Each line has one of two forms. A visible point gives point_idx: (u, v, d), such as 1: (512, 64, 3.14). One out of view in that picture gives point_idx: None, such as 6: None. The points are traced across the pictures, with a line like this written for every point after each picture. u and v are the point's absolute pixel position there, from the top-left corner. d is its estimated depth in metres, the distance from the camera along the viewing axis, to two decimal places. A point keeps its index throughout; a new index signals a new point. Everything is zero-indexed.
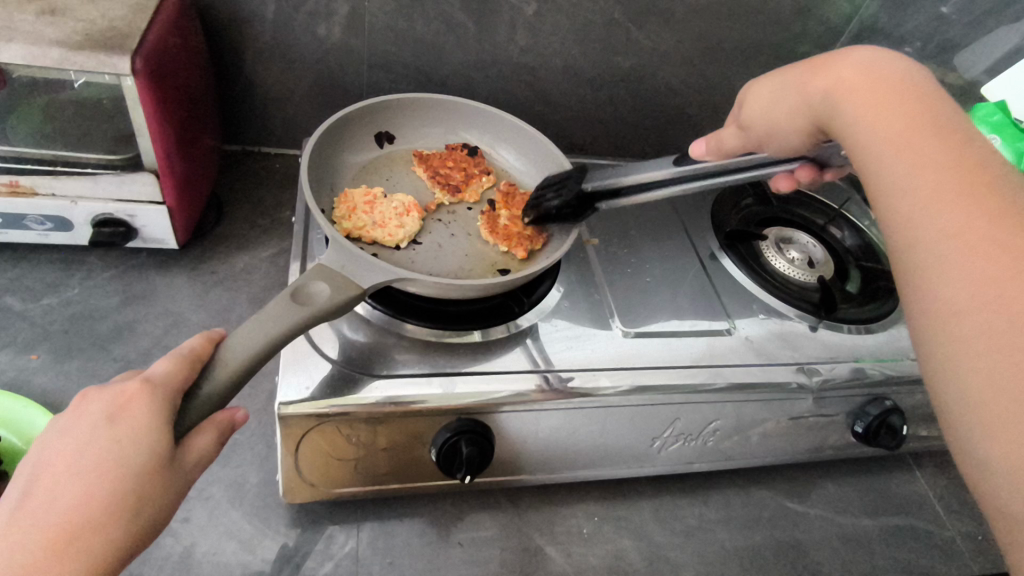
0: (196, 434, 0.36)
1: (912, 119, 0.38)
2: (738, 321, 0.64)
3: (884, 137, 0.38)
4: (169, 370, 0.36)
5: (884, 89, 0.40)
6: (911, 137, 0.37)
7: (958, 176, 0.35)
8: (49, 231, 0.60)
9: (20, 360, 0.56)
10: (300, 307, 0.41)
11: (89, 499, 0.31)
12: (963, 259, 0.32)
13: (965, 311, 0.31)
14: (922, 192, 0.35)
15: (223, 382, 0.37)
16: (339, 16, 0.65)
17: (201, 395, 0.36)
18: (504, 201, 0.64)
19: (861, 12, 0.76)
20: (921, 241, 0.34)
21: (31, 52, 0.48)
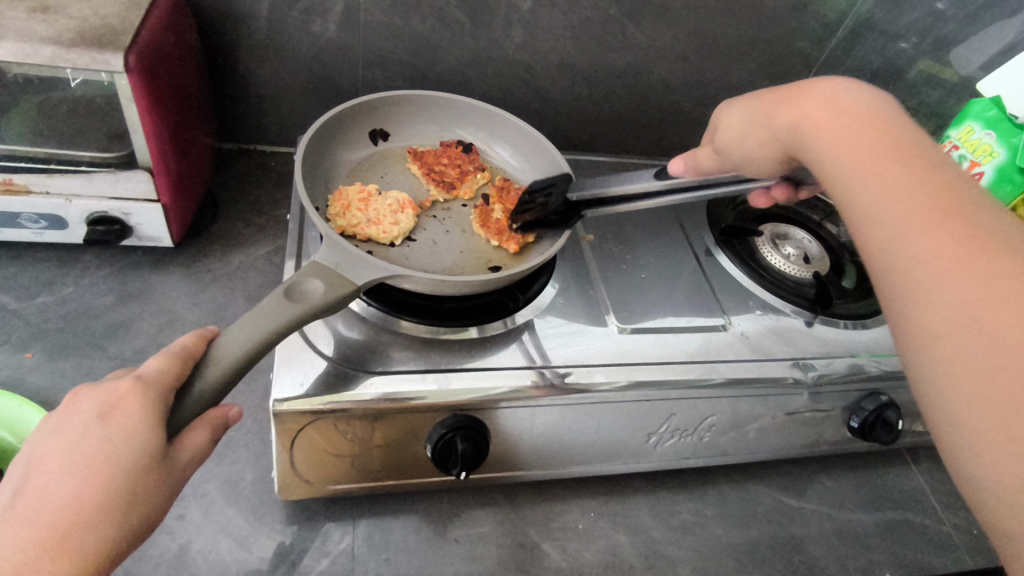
0: (189, 430, 0.36)
1: (881, 146, 0.38)
2: (733, 316, 0.64)
3: (853, 165, 0.38)
4: (159, 367, 0.36)
5: (858, 116, 0.40)
6: (881, 164, 0.37)
7: (935, 201, 0.35)
8: (44, 230, 0.60)
9: (14, 359, 0.56)
10: (293, 304, 0.41)
11: (82, 494, 0.31)
12: (944, 285, 0.32)
13: (950, 337, 0.31)
14: (896, 219, 0.35)
15: (216, 381, 0.37)
16: (333, 13, 0.65)
17: (194, 392, 0.37)
18: (498, 197, 0.64)
19: (856, 7, 0.76)
20: (900, 268, 0.34)
21: (22, 49, 0.48)
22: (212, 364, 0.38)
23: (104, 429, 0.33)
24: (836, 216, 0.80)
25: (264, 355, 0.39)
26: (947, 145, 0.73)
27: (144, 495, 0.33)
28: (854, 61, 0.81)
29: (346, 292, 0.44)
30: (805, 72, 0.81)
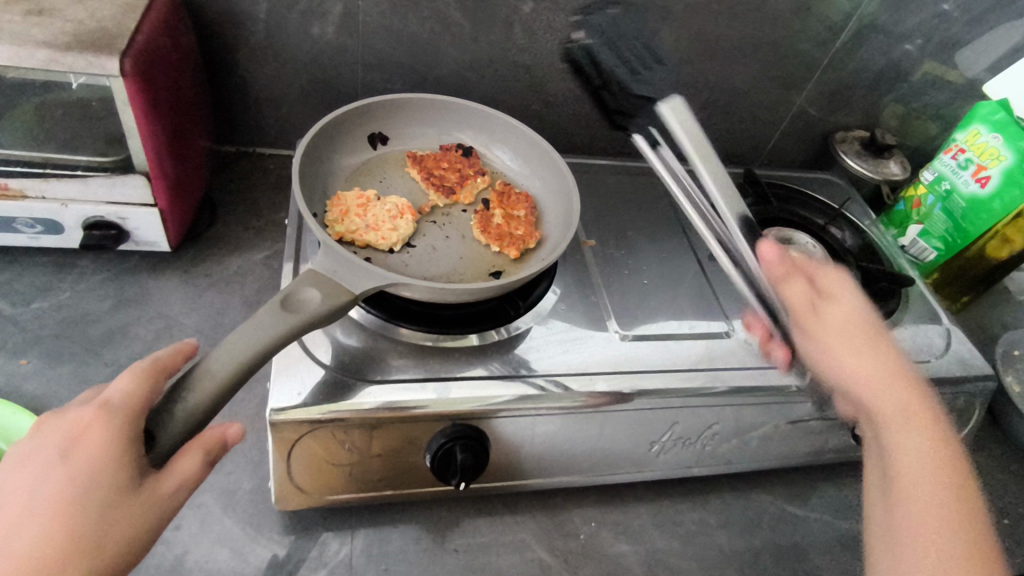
0: (178, 456, 0.36)
1: (889, 371, 0.46)
2: (737, 323, 0.63)
3: (867, 364, 0.46)
4: (129, 384, 0.35)
5: (872, 339, 0.47)
6: (887, 376, 0.45)
7: (935, 452, 0.42)
8: (40, 235, 0.59)
9: (10, 365, 0.55)
10: (289, 315, 0.41)
11: (55, 531, 0.30)
12: (922, 499, 0.39)
13: (913, 536, 0.38)
14: (898, 417, 0.43)
15: (210, 392, 0.36)
16: (333, 15, 0.65)
17: (185, 402, 0.36)
18: (499, 201, 0.63)
19: (861, 9, 0.75)
20: (890, 489, 0.41)
21: (16, 53, 0.47)
22: (205, 375, 0.37)
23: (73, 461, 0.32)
24: (842, 220, 0.78)
25: (261, 365, 0.39)
26: (953, 147, 0.72)
27: (128, 523, 0.32)
28: (859, 63, 0.80)
29: (344, 301, 0.44)
30: (809, 75, 0.80)
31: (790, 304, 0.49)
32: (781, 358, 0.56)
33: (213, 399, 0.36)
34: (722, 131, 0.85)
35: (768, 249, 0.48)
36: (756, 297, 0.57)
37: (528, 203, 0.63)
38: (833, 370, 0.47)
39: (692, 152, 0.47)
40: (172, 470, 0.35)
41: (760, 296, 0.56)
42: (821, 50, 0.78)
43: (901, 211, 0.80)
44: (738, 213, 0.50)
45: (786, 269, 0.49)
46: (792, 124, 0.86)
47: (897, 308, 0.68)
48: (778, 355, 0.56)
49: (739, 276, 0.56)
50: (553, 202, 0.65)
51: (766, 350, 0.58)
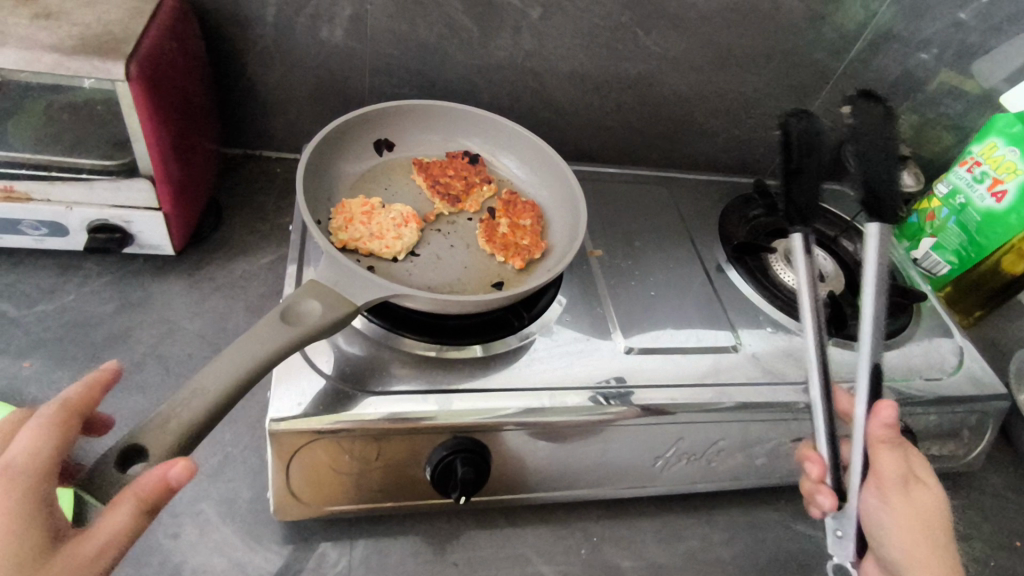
0: (109, 507, 0.32)
1: (927, 528, 0.47)
2: (744, 336, 0.62)
3: (913, 518, 0.46)
4: (29, 439, 0.33)
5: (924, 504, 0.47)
6: (924, 532, 0.46)
7: None
8: (45, 237, 0.59)
9: (12, 368, 0.55)
10: (285, 329, 0.41)
11: None
12: None
13: None
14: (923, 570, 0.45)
15: (202, 408, 0.36)
16: (341, 20, 0.64)
17: (173, 414, 0.35)
18: (504, 210, 0.62)
19: (876, 18, 0.74)
20: None
21: (22, 56, 0.47)
22: (197, 392, 0.37)
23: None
24: (853, 233, 0.78)
25: (258, 379, 0.39)
26: (969, 160, 0.71)
27: None
28: (873, 73, 0.79)
29: (345, 312, 0.44)
30: (822, 84, 0.79)
31: (873, 466, 0.48)
32: (827, 500, 0.47)
33: (206, 412, 0.36)
34: (732, 139, 0.84)
35: (888, 410, 0.48)
36: (828, 444, 0.50)
37: (534, 213, 0.62)
38: (887, 542, 0.46)
39: (869, 284, 0.51)
40: (101, 525, 0.31)
41: (830, 441, 0.50)
42: (834, 59, 0.77)
43: (915, 223, 0.79)
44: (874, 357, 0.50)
45: (888, 437, 0.48)
46: None
47: (908, 324, 0.67)
48: (824, 496, 0.47)
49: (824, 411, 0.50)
50: (559, 211, 0.64)
51: (814, 492, 0.48)
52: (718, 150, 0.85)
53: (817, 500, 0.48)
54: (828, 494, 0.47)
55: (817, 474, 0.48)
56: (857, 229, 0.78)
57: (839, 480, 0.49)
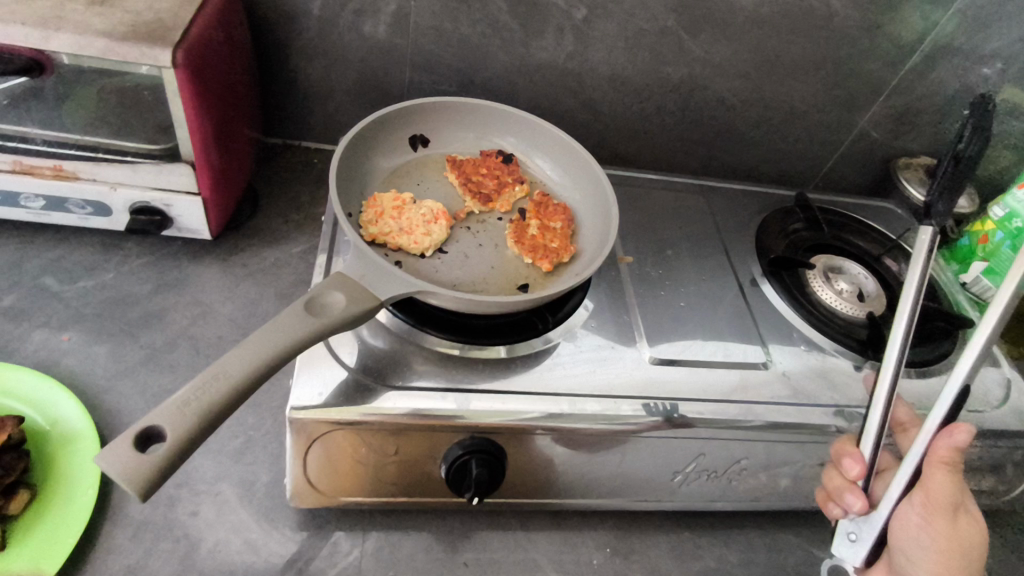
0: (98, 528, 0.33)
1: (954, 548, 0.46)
2: (775, 353, 0.60)
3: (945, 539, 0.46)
4: None
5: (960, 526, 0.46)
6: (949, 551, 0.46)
7: None
8: (89, 216, 0.61)
9: (52, 341, 0.57)
10: (308, 319, 0.41)
11: None
12: None
13: None
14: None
15: (220, 393, 0.37)
16: (384, 15, 0.65)
17: (194, 395, 0.36)
18: (536, 211, 0.62)
19: (936, 30, 0.70)
20: None
21: (76, 41, 0.49)
22: (217, 376, 0.37)
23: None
24: (898, 252, 0.74)
25: (278, 366, 0.39)
26: None
27: None
28: (930, 86, 0.75)
29: (368, 307, 0.44)
30: (874, 96, 0.76)
31: (924, 483, 0.45)
32: (856, 502, 0.46)
33: (226, 396, 0.37)
34: (775, 150, 0.81)
35: (961, 434, 0.43)
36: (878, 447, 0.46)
37: (565, 215, 0.61)
38: (917, 563, 0.46)
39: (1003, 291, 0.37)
40: None
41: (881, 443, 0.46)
42: (889, 71, 0.74)
43: (966, 245, 0.75)
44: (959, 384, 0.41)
45: (950, 459, 0.43)
46: (852, 146, 0.82)
47: (952, 350, 0.64)
48: (854, 498, 0.46)
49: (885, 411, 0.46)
50: (591, 215, 0.63)
51: (844, 489, 0.48)
52: (760, 160, 0.82)
53: (845, 498, 0.47)
54: (858, 496, 0.46)
55: (853, 474, 0.47)
56: (903, 248, 0.74)
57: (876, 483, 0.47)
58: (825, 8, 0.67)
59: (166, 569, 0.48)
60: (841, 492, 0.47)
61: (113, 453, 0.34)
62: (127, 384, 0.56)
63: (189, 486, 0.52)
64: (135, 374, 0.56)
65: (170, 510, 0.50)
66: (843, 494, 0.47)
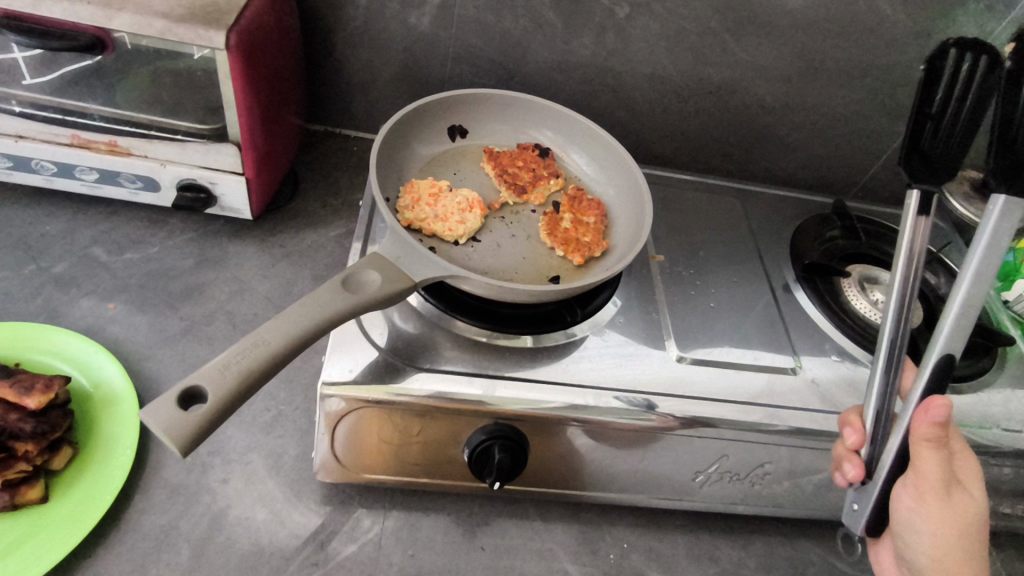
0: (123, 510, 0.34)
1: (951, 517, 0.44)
2: (805, 359, 0.60)
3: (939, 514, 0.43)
4: None
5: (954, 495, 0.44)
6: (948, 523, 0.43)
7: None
8: (139, 190, 0.64)
9: (99, 308, 0.60)
10: (346, 294, 0.43)
11: None
12: None
13: None
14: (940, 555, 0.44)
15: (260, 359, 0.38)
16: (429, 6, 0.66)
17: (236, 359, 0.38)
18: (570, 205, 0.62)
19: (990, 39, 0.69)
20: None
21: (138, 21, 0.51)
22: (257, 343, 0.38)
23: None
24: (938, 265, 0.73)
25: (315, 337, 0.41)
26: None
27: None
28: None
29: (403, 287, 0.45)
30: None
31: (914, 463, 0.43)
32: (853, 470, 0.45)
33: (265, 363, 0.38)
34: (815, 156, 0.80)
35: (939, 407, 0.41)
36: (875, 415, 0.46)
37: (598, 211, 0.62)
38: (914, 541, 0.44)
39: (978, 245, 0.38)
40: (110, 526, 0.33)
41: (880, 415, 0.46)
42: None
43: (1012, 264, 0.72)
44: (944, 348, 0.41)
45: (934, 436, 0.41)
46: (895, 156, 0.80)
47: (989, 367, 0.62)
48: (851, 466, 0.46)
49: (881, 381, 0.46)
50: (625, 211, 0.63)
51: (844, 458, 0.47)
52: (798, 166, 0.81)
53: (842, 467, 0.46)
54: (856, 465, 0.45)
55: (852, 442, 0.46)
56: (944, 261, 0.73)
57: (876, 453, 0.46)
58: (874, 13, 0.66)
59: (195, 532, 0.49)
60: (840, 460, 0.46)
61: (154, 411, 0.35)
62: (166, 353, 0.58)
63: (221, 455, 0.53)
64: (174, 344, 0.58)
65: (202, 476, 0.52)
66: (841, 463, 0.46)
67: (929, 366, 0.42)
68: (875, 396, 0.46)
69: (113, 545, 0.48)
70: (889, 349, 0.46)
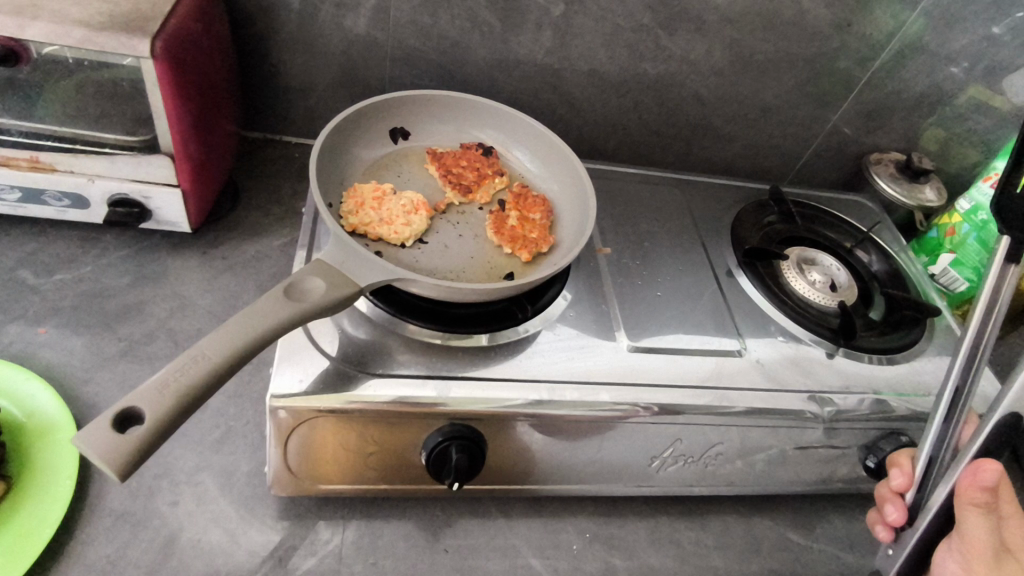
0: None
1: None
2: (750, 342, 0.62)
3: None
4: None
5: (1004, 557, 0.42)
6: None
7: None
8: (66, 208, 0.61)
9: (28, 333, 0.57)
10: (289, 303, 0.42)
11: None
12: None
13: None
14: None
15: (199, 375, 0.37)
16: (364, 9, 0.65)
17: (174, 376, 0.36)
18: (515, 203, 0.62)
19: (905, 28, 0.73)
20: None
21: (53, 30, 0.49)
22: (197, 358, 0.37)
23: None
24: (869, 244, 0.76)
25: (258, 348, 0.40)
26: (992, 175, 0.73)
27: None
28: (900, 84, 0.78)
29: (348, 293, 0.45)
30: (846, 92, 0.78)
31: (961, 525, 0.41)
32: (894, 513, 0.49)
33: (204, 379, 0.37)
34: (751, 145, 0.83)
35: (987, 472, 0.39)
36: (926, 461, 0.47)
37: (544, 207, 0.62)
38: None
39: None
40: None
41: (932, 461, 0.47)
42: (860, 68, 0.76)
43: (933, 239, 0.79)
44: (1009, 407, 0.40)
45: (982, 501, 0.40)
46: (825, 143, 0.84)
47: (920, 338, 0.66)
48: (893, 509, 0.49)
49: (937, 430, 0.46)
50: (570, 206, 0.64)
51: (887, 499, 0.50)
52: (736, 155, 0.84)
53: (884, 508, 0.50)
54: (897, 508, 0.49)
55: (898, 485, 0.50)
56: (874, 239, 0.77)
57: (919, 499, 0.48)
58: (797, 6, 0.69)
59: (145, 558, 0.48)
60: (883, 502, 0.50)
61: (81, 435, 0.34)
62: (106, 375, 0.55)
63: (168, 477, 0.52)
64: (113, 366, 0.56)
65: (150, 500, 0.50)
66: (885, 505, 0.50)
67: (992, 424, 0.41)
68: (930, 443, 0.47)
69: None
70: (950, 399, 0.45)
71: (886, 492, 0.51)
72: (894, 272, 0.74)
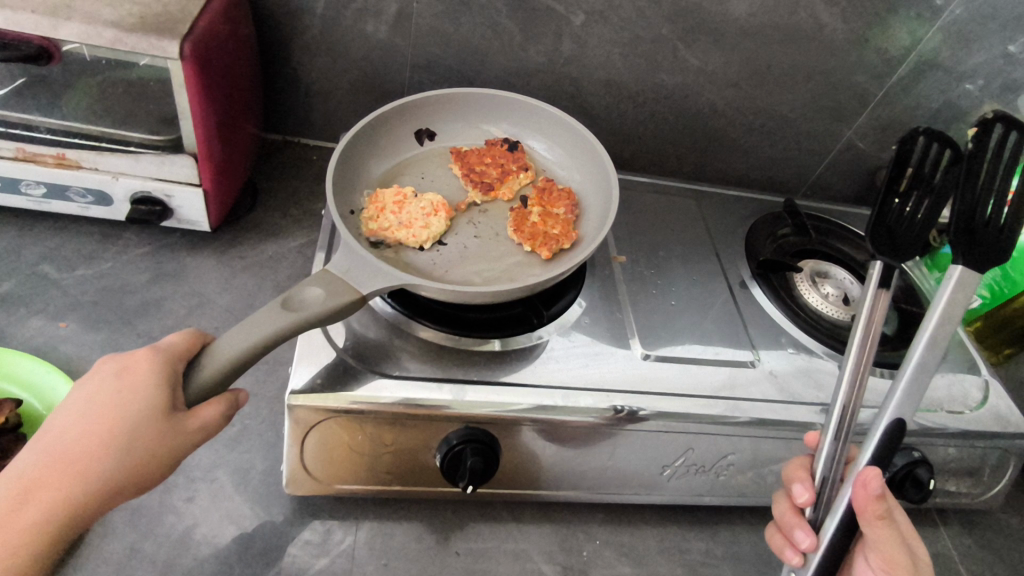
0: (203, 405, 0.40)
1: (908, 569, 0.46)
2: (763, 353, 0.62)
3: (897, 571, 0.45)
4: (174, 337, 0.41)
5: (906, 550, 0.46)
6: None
7: None
8: (90, 205, 0.62)
9: (49, 328, 0.58)
10: (286, 314, 0.41)
11: (130, 412, 0.37)
12: None
13: None
14: None
15: (222, 365, 0.40)
16: (386, 15, 0.66)
17: (200, 373, 0.40)
18: (539, 198, 0.63)
19: (921, 45, 0.73)
20: None
21: (84, 31, 0.50)
22: (218, 352, 0.40)
23: (11, 523, 0.34)
24: None
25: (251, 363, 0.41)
26: None
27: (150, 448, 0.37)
28: (915, 100, 0.78)
29: (346, 298, 0.44)
30: (861, 108, 0.79)
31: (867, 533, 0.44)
32: (805, 538, 0.47)
33: (228, 369, 0.40)
34: (764, 157, 0.84)
35: (875, 479, 0.42)
36: (822, 478, 0.48)
37: (568, 201, 0.63)
38: None
39: (919, 344, 0.43)
40: (196, 418, 0.39)
41: (828, 479, 0.48)
42: (876, 84, 0.76)
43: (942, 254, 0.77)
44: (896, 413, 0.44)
45: (877, 510, 0.43)
46: (840, 156, 0.84)
47: None
48: (803, 533, 0.47)
49: (831, 449, 0.48)
50: (596, 197, 0.64)
51: (795, 525, 0.48)
52: (749, 167, 0.85)
53: (795, 533, 0.48)
54: (807, 533, 0.47)
55: (802, 501, 0.48)
56: None
57: (819, 517, 0.48)
58: (814, 22, 0.69)
59: (159, 555, 0.48)
60: (791, 527, 0.48)
61: (130, 387, 0.38)
62: None
63: (184, 473, 0.52)
64: None
65: (165, 495, 0.51)
66: (795, 529, 0.48)
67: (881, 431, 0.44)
68: (823, 464, 0.48)
69: (73, 571, 0.46)
70: (838, 419, 0.48)
71: (788, 512, 0.50)
72: (908, 287, 0.74)
